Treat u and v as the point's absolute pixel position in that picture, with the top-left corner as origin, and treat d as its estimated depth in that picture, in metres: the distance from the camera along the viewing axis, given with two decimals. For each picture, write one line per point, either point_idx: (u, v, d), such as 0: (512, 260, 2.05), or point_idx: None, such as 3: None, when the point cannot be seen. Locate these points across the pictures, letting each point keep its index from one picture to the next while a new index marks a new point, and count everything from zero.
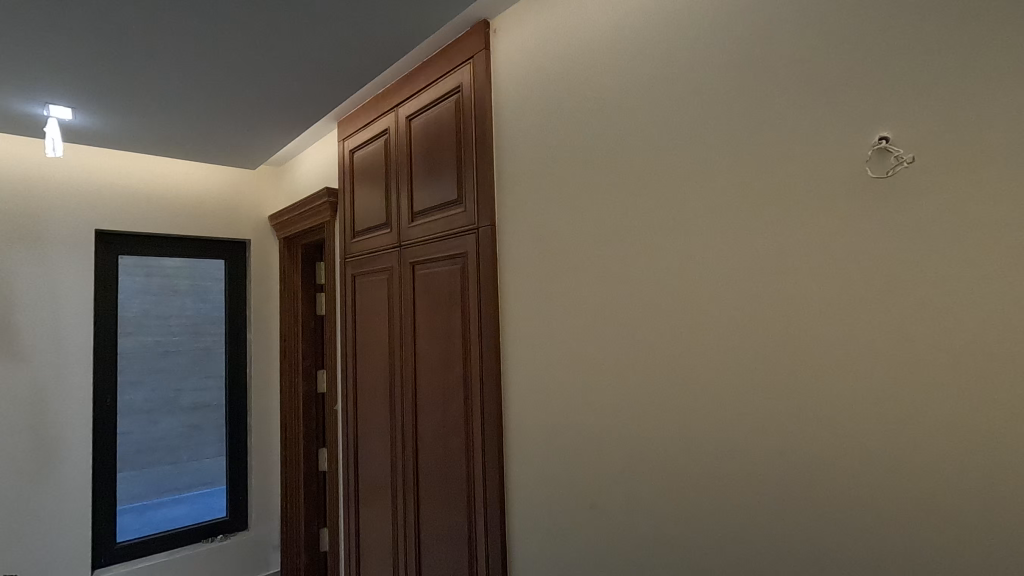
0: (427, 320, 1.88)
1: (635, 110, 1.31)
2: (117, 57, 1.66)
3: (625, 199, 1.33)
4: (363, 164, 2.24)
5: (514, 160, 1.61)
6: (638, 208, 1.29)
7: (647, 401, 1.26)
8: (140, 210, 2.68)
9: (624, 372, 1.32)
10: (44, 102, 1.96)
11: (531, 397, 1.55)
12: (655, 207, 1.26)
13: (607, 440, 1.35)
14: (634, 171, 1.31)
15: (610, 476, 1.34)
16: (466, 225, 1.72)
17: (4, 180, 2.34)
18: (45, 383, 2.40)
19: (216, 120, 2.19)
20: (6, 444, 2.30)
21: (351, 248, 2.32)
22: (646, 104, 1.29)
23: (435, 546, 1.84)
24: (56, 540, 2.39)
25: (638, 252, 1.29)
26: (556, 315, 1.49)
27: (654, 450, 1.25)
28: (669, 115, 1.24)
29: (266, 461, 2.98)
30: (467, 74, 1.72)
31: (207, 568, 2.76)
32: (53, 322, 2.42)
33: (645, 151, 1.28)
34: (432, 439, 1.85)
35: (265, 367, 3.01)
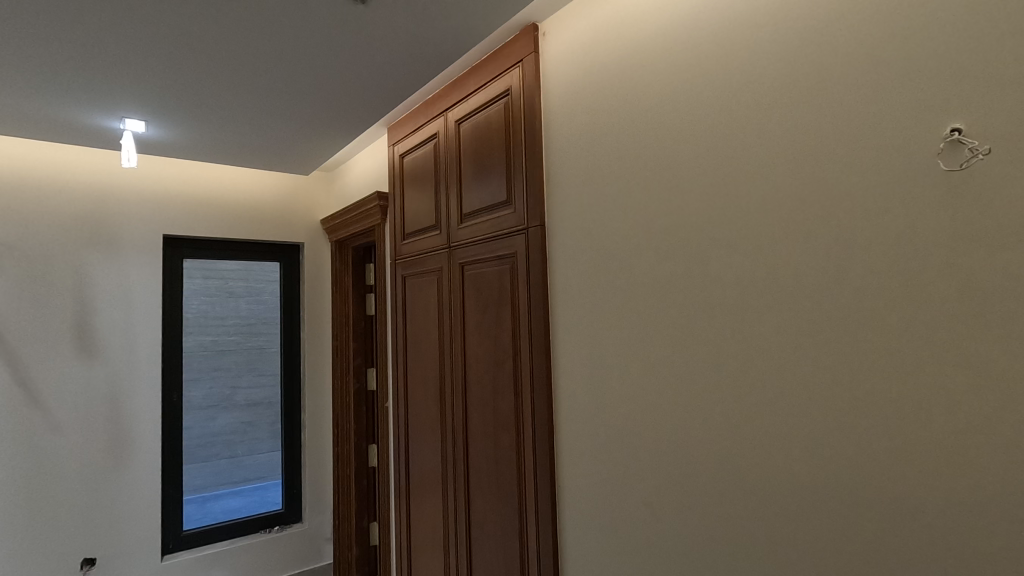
0: (477, 319, 1.92)
1: (686, 109, 1.31)
2: (184, 72, 1.76)
3: (677, 198, 1.33)
4: (412, 168, 2.30)
5: (565, 161, 1.63)
6: (691, 207, 1.30)
7: (700, 400, 1.26)
8: (203, 217, 2.82)
9: (676, 371, 1.32)
10: (120, 116, 2.09)
11: (584, 394, 1.56)
12: (708, 206, 1.26)
13: (659, 438, 1.36)
14: (687, 169, 1.30)
15: (663, 475, 1.34)
16: (516, 225, 1.75)
17: (82, 190, 2.51)
18: (119, 379, 2.56)
19: (272, 130, 2.28)
20: (84, 436, 2.46)
21: (401, 250, 2.39)
22: (699, 102, 1.28)
23: (485, 541, 1.87)
24: (129, 527, 2.54)
25: (690, 251, 1.29)
26: (609, 314, 1.50)
27: (707, 450, 1.25)
28: (721, 114, 1.23)
29: (318, 457, 3.09)
30: (516, 77, 1.75)
31: (265, 558, 2.88)
32: (124, 322, 2.58)
33: (696, 150, 1.28)
34: (482, 436, 1.89)
35: (317, 366, 3.12)
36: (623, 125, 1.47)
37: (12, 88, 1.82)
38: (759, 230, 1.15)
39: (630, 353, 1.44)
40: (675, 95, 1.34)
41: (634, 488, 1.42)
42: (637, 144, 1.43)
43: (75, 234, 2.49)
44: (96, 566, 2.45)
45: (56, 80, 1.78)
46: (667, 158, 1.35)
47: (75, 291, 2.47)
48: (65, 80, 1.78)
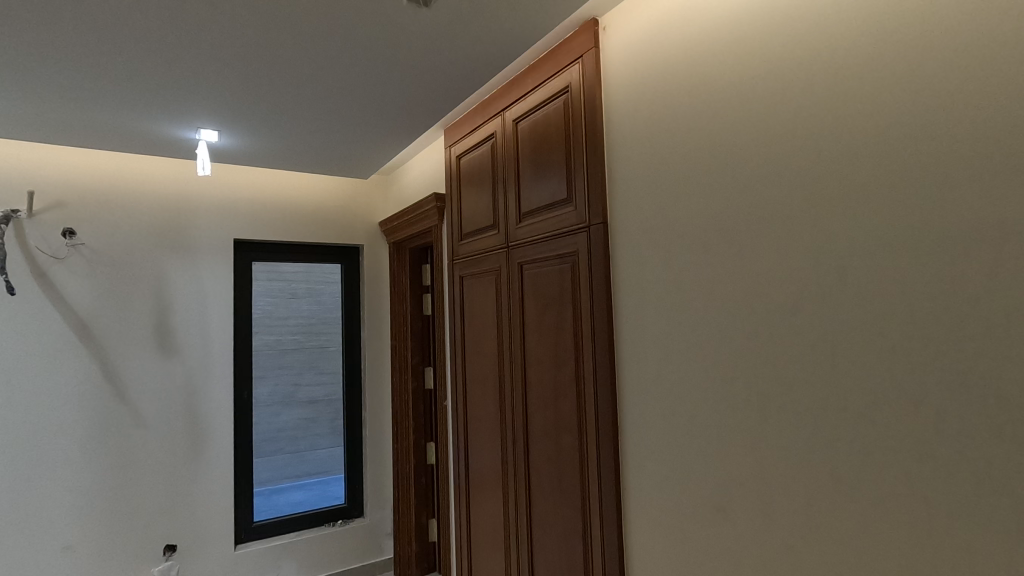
0: (537, 319, 1.91)
1: (757, 99, 1.25)
2: (253, 81, 1.83)
3: (749, 191, 1.26)
4: (470, 169, 2.32)
5: (628, 157, 1.60)
6: (763, 200, 1.24)
7: (777, 402, 1.20)
8: (270, 221, 2.93)
9: (750, 372, 1.26)
10: (196, 126, 2.20)
11: (650, 395, 1.52)
12: (783, 199, 1.19)
13: (731, 441, 1.30)
14: (760, 161, 1.24)
15: (736, 481, 1.29)
16: (577, 223, 1.73)
17: (161, 198, 2.67)
18: (196, 375, 2.71)
19: (334, 135, 2.35)
20: (165, 429, 2.61)
21: (459, 251, 2.41)
22: (773, 90, 1.22)
23: (547, 541, 1.87)
24: (205, 516, 2.68)
25: (763, 246, 1.23)
26: (676, 313, 1.45)
27: (784, 454, 1.18)
28: (797, 102, 1.17)
29: (378, 454, 3.16)
30: (576, 74, 1.73)
31: (329, 550, 2.97)
32: (200, 322, 2.73)
33: (769, 141, 1.22)
34: (543, 435, 1.88)
35: (377, 365, 3.19)
36: (691, 115, 1.42)
37: (101, 104, 1.95)
38: (842, 222, 1.08)
39: (700, 352, 1.38)
40: (748, 81, 1.27)
41: (706, 493, 1.36)
42: (706, 134, 1.37)
43: (155, 239, 2.65)
44: (177, 552, 2.60)
45: (139, 95, 1.89)
46: (737, 150, 1.30)
47: (156, 293, 2.63)
48: (147, 93, 1.88)
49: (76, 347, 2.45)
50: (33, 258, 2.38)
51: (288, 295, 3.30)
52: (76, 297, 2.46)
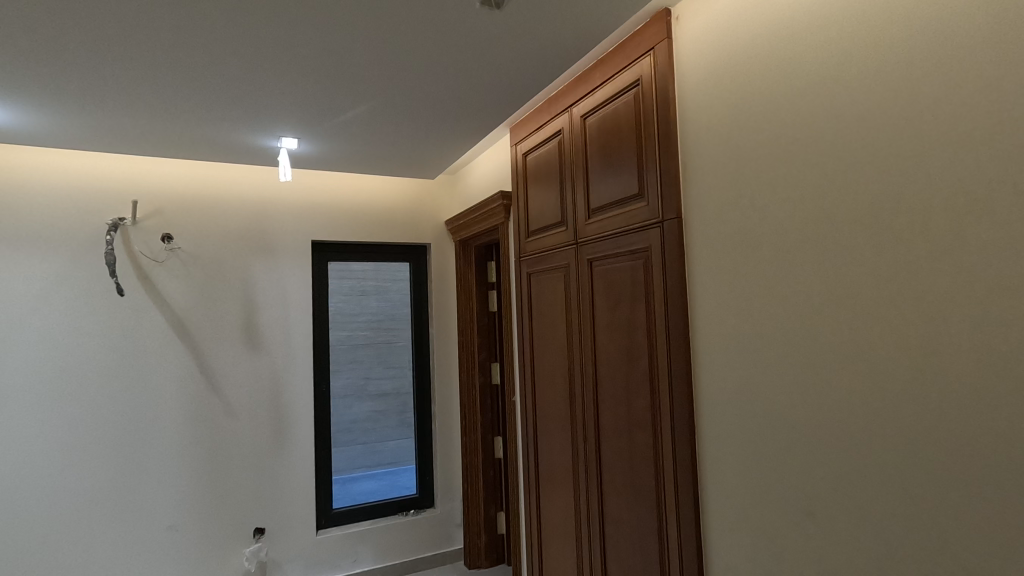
0: (608, 315, 1.90)
1: (841, 86, 1.18)
2: (329, 90, 1.91)
3: (832, 183, 1.20)
4: (536, 166, 2.33)
5: (703, 150, 1.55)
6: (847, 192, 1.17)
7: (864, 404, 1.14)
8: (344, 222, 3.06)
9: (834, 371, 1.20)
10: (277, 135, 2.33)
11: (728, 395, 1.48)
12: (871, 191, 1.13)
13: (814, 444, 1.25)
14: (845, 151, 1.18)
15: (821, 485, 1.24)
16: (650, 218, 1.69)
17: (246, 203, 2.84)
18: (280, 369, 2.87)
19: (403, 138, 2.42)
20: (252, 419, 2.79)
21: (526, 248, 2.43)
22: (858, 76, 1.15)
23: (620, 539, 1.86)
24: (289, 502, 2.85)
25: (848, 239, 1.17)
26: (754, 310, 1.40)
27: (874, 458, 1.12)
28: (886, 87, 1.10)
29: (447, 447, 3.25)
30: (647, 66, 1.70)
31: (402, 538, 3.08)
32: (283, 319, 2.89)
33: (855, 129, 1.16)
34: (616, 433, 1.87)
35: (445, 361, 3.27)
36: (770, 104, 1.36)
37: (194, 119, 2.11)
38: (939, 214, 1.01)
39: (782, 351, 1.33)
40: (834, 64, 1.20)
41: (790, 497, 1.31)
42: (786, 122, 1.31)
43: (243, 241, 2.82)
44: (265, 535, 2.77)
45: (228, 108, 2.02)
46: (819, 140, 1.23)
47: (244, 292, 2.81)
48: (234, 107, 2.01)
49: (175, 342, 2.66)
50: (138, 261, 2.60)
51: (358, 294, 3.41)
52: (175, 297, 2.67)
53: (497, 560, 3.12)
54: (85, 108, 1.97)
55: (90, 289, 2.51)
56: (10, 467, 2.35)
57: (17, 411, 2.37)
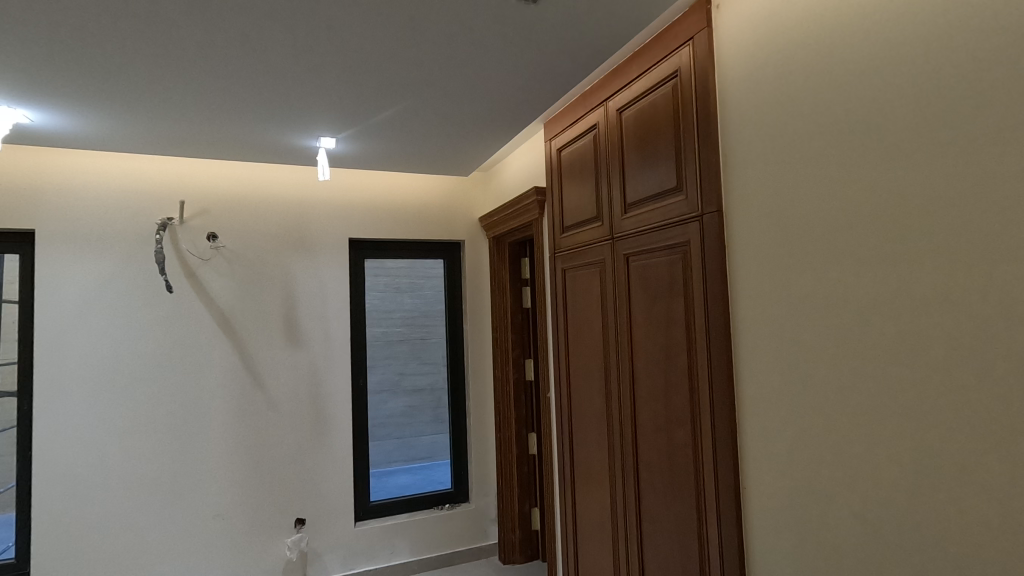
0: (645, 311, 1.87)
1: (896, 72, 1.14)
2: (368, 89, 1.94)
3: (886, 173, 1.16)
4: (571, 161, 2.31)
5: (745, 140, 1.51)
6: (903, 183, 1.13)
7: (922, 402, 1.10)
8: (380, 220, 3.11)
9: (888, 368, 1.16)
10: (316, 135, 2.38)
11: (772, 392, 1.44)
12: (930, 181, 1.08)
13: (866, 443, 1.21)
14: (900, 140, 1.13)
15: (873, 485, 1.19)
16: (689, 212, 1.66)
17: (286, 202, 2.91)
18: (318, 364, 2.94)
19: (438, 136, 2.44)
20: (293, 413, 2.87)
21: (561, 243, 2.42)
22: (915, 61, 1.10)
23: (658, 537, 1.83)
24: (329, 494, 2.91)
25: (904, 231, 1.13)
26: (800, 305, 1.36)
27: (933, 458, 1.08)
28: (947, 73, 1.05)
29: (482, 443, 3.27)
30: (686, 56, 1.66)
31: (438, 532, 3.12)
32: (321, 315, 2.96)
33: (912, 117, 1.11)
34: (653, 431, 1.85)
35: (479, 357, 3.29)
36: (817, 92, 1.31)
37: (239, 120, 2.17)
38: (1006, 204, 0.97)
39: (831, 346, 1.29)
40: (890, 48, 1.15)
41: (840, 498, 1.27)
42: (835, 110, 1.27)
43: (283, 240, 2.90)
44: (306, 525, 2.85)
45: (271, 110, 2.08)
46: (871, 129, 1.19)
47: (284, 289, 2.89)
48: (277, 108, 2.07)
49: (220, 337, 2.75)
50: (185, 260, 2.70)
51: (393, 290, 3.47)
52: (219, 294, 2.76)
53: (532, 556, 3.14)
54: (137, 112, 2.05)
55: (141, 286, 2.62)
56: (70, 456, 2.48)
57: (76, 403, 2.50)
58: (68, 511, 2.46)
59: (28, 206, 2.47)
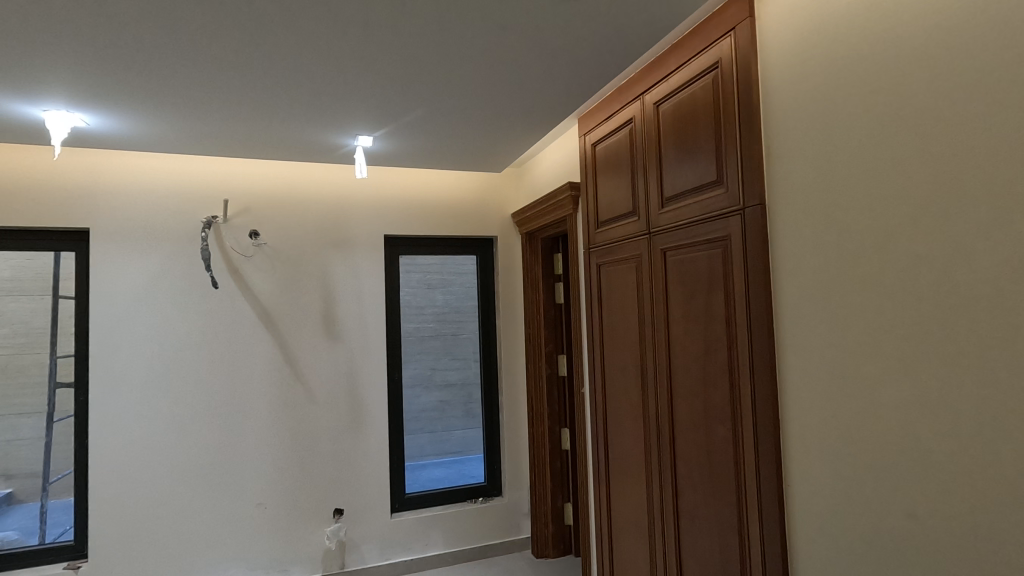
0: (683, 306, 1.86)
1: (948, 61, 1.11)
2: (405, 89, 1.98)
3: (936, 165, 1.13)
4: (606, 156, 2.31)
5: (787, 132, 1.49)
6: (955, 175, 1.10)
7: (973, 399, 1.07)
8: (414, 216, 3.15)
9: (937, 365, 1.13)
10: (354, 134, 2.43)
11: (815, 388, 1.41)
12: (983, 173, 1.05)
13: (911, 440, 1.18)
14: (951, 131, 1.10)
15: (919, 483, 1.17)
16: (729, 205, 1.64)
17: (324, 200, 2.98)
18: (356, 358, 3.01)
19: (472, 133, 2.46)
20: (331, 406, 2.94)
21: (595, 239, 2.42)
22: (969, 49, 1.07)
23: (696, 534, 1.82)
24: (366, 485, 2.98)
25: (955, 225, 1.10)
26: (845, 300, 1.34)
27: (983, 457, 1.06)
28: (1003, 61, 1.02)
29: (514, 438, 3.29)
30: (727, 47, 1.64)
31: (472, 524, 3.16)
32: (358, 310, 3.02)
33: (965, 107, 1.08)
34: (691, 426, 1.83)
35: (512, 352, 3.31)
36: (864, 81, 1.28)
37: (281, 121, 2.24)
38: None
39: (876, 341, 1.26)
40: (942, 35, 1.12)
41: (886, 496, 1.24)
42: (882, 99, 1.23)
43: (321, 237, 2.97)
44: (344, 516, 2.92)
45: (311, 110, 2.13)
46: (920, 120, 1.16)
47: (323, 285, 2.96)
48: (317, 109, 2.12)
49: (263, 331, 2.84)
50: (229, 256, 2.79)
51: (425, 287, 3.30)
52: (261, 290, 2.84)
53: (564, 550, 3.15)
54: (184, 114, 2.13)
55: (188, 282, 2.73)
56: (123, 445, 2.59)
57: (127, 394, 2.61)
58: (121, 498, 2.58)
59: (82, 205, 2.59)
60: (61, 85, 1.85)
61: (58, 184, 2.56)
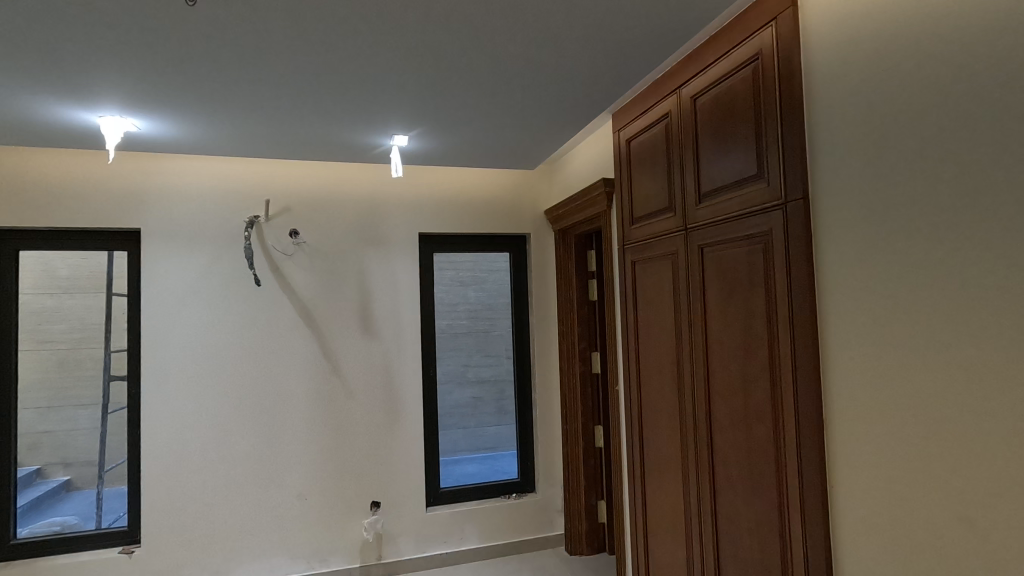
0: (721, 302, 1.83)
1: (1003, 47, 1.06)
2: (439, 88, 1.99)
3: (993, 155, 1.08)
4: (641, 151, 2.29)
5: (831, 123, 1.44)
6: (1012, 165, 1.05)
7: None
8: (447, 214, 3.18)
9: (992, 365, 1.09)
10: (390, 133, 2.46)
11: (859, 387, 1.37)
12: None
13: (964, 442, 1.14)
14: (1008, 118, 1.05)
15: (972, 488, 1.12)
16: (771, 200, 1.60)
17: (361, 199, 3.04)
18: (392, 354, 3.06)
19: (505, 130, 2.47)
20: (369, 400, 3.00)
21: (630, 235, 2.40)
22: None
23: (735, 535, 1.79)
24: (403, 479, 3.03)
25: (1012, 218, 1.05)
26: (892, 296, 1.29)
27: None
28: None
29: (547, 434, 3.29)
30: (768, 37, 1.60)
31: (507, 520, 3.18)
32: (394, 307, 3.07)
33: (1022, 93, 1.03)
34: (730, 426, 1.80)
35: (545, 349, 3.31)
36: (911, 69, 1.24)
37: (319, 122, 2.29)
38: None
39: (923, 338, 1.22)
40: (997, 20, 1.07)
41: (936, 500, 1.20)
42: (931, 87, 1.19)
43: (359, 235, 3.03)
44: (381, 508, 2.98)
45: (348, 111, 2.17)
46: (975, 108, 1.11)
47: (360, 282, 3.02)
48: (353, 110, 2.16)
49: (303, 327, 2.92)
50: (270, 255, 2.88)
51: (456, 285, 3.50)
52: (301, 288, 2.92)
53: (598, 548, 3.14)
54: (229, 117, 2.20)
55: (233, 280, 2.82)
56: (172, 436, 2.71)
57: (177, 387, 2.72)
58: (171, 487, 2.69)
59: (134, 206, 2.71)
60: (114, 92, 1.93)
61: (112, 185, 2.68)
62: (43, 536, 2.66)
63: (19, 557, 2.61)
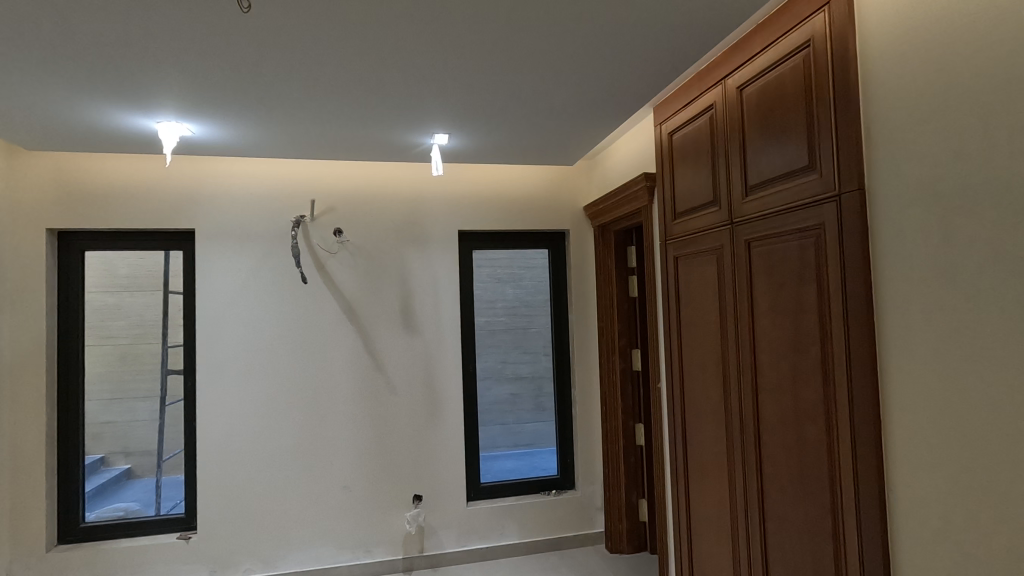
0: (770, 298, 1.78)
1: None
2: (479, 86, 2.00)
3: None
4: (684, 145, 2.25)
5: (889, 110, 1.38)
6: None
7: None
8: (486, 211, 3.19)
9: None
10: (430, 132, 2.49)
11: (920, 386, 1.31)
12: None
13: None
14: None
15: None
16: (823, 191, 1.54)
17: (402, 198, 3.09)
18: (433, 351, 3.10)
19: (544, 127, 2.46)
20: (410, 396, 3.05)
21: (672, 230, 2.36)
22: None
23: (784, 537, 1.74)
24: (444, 473, 3.07)
25: None
26: (954, 292, 1.23)
27: None
28: None
29: (587, 432, 3.27)
30: (820, 23, 1.54)
31: (547, 516, 3.18)
32: (434, 304, 3.11)
33: None
34: (779, 425, 1.75)
35: (584, 346, 3.29)
36: (972, 52, 1.18)
37: (362, 123, 2.33)
38: None
39: (987, 336, 1.16)
40: None
41: (1001, 506, 1.14)
42: (994, 71, 1.13)
43: (400, 233, 3.08)
44: (423, 502, 3.03)
45: (390, 111, 2.21)
46: None
47: (402, 279, 3.07)
48: (395, 110, 2.20)
49: (347, 323, 2.99)
50: (316, 254, 2.96)
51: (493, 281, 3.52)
52: (346, 285, 2.99)
53: (640, 547, 3.11)
54: (276, 120, 2.27)
55: (281, 278, 2.91)
56: (225, 428, 2.82)
57: (229, 381, 2.84)
58: (223, 477, 2.80)
59: (188, 208, 2.83)
60: (170, 98, 2.02)
61: (168, 187, 2.81)
62: (108, 520, 2.80)
63: (87, 540, 2.75)
